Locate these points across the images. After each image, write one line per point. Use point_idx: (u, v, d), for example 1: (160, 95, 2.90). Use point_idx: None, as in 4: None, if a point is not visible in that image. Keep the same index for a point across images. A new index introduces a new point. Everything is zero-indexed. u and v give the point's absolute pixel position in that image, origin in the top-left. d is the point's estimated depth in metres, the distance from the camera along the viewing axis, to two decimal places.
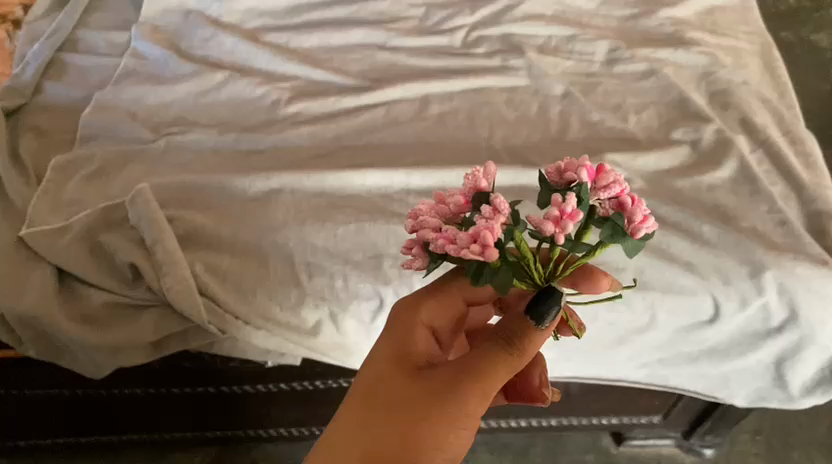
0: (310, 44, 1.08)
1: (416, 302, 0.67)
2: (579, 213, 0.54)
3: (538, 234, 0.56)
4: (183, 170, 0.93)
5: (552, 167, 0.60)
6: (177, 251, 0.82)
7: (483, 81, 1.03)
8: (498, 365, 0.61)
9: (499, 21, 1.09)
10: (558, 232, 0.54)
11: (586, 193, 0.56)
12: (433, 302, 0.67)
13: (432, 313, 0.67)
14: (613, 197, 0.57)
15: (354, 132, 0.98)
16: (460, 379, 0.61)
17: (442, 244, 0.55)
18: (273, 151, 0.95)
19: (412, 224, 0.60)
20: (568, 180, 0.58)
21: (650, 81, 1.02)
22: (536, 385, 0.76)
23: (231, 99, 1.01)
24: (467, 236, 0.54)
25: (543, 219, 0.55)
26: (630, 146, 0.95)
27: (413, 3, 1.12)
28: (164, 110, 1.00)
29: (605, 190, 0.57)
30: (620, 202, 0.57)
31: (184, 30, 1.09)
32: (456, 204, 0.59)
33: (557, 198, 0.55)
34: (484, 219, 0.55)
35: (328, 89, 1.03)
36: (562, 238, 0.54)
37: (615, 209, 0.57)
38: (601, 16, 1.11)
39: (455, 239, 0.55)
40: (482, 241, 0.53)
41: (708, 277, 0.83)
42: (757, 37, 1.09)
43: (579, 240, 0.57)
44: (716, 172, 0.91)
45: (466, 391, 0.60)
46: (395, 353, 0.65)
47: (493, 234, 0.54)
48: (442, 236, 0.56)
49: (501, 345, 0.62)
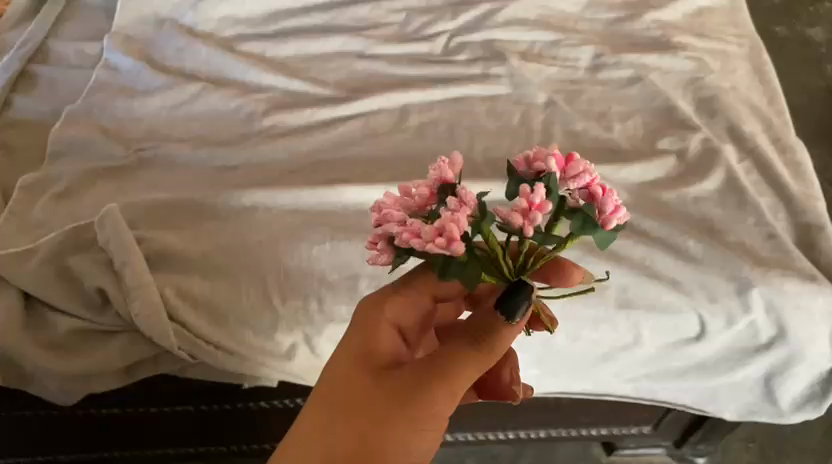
0: (286, 52, 1.06)
1: (379, 298, 0.64)
2: (548, 205, 0.55)
3: (506, 227, 0.56)
4: (155, 187, 0.90)
5: (520, 157, 0.60)
6: (146, 273, 0.80)
7: (464, 89, 1.00)
8: (466, 364, 0.59)
9: (481, 27, 1.07)
10: (527, 224, 0.55)
11: (555, 185, 0.58)
12: (399, 299, 0.64)
13: (398, 310, 0.64)
14: (583, 186, 0.59)
15: (332, 146, 0.96)
16: (426, 380, 0.59)
17: (406, 239, 0.55)
18: (248, 167, 0.93)
19: (376, 218, 0.58)
20: (536, 171, 0.59)
21: (636, 88, 1.00)
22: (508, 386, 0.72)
23: (206, 113, 0.99)
24: (433, 230, 0.54)
25: (512, 212, 0.56)
26: (616, 157, 0.93)
27: (393, 9, 1.09)
28: (137, 124, 0.98)
29: (574, 180, 0.59)
30: (590, 192, 0.59)
31: (157, 40, 1.06)
32: (420, 196, 0.58)
33: (526, 190, 0.55)
34: (450, 212, 0.54)
35: (306, 100, 1.00)
36: (531, 230, 0.55)
37: (584, 199, 0.59)
38: (586, 20, 1.08)
39: (420, 233, 0.55)
40: (448, 235, 0.53)
41: (694, 295, 0.81)
42: (746, 39, 1.06)
43: (549, 233, 0.58)
44: (703, 184, 0.89)
45: (432, 393, 0.58)
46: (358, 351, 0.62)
47: (459, 227, 0.54)
48: (407, 229, 0.56)
49: (470, 343, 0.59)
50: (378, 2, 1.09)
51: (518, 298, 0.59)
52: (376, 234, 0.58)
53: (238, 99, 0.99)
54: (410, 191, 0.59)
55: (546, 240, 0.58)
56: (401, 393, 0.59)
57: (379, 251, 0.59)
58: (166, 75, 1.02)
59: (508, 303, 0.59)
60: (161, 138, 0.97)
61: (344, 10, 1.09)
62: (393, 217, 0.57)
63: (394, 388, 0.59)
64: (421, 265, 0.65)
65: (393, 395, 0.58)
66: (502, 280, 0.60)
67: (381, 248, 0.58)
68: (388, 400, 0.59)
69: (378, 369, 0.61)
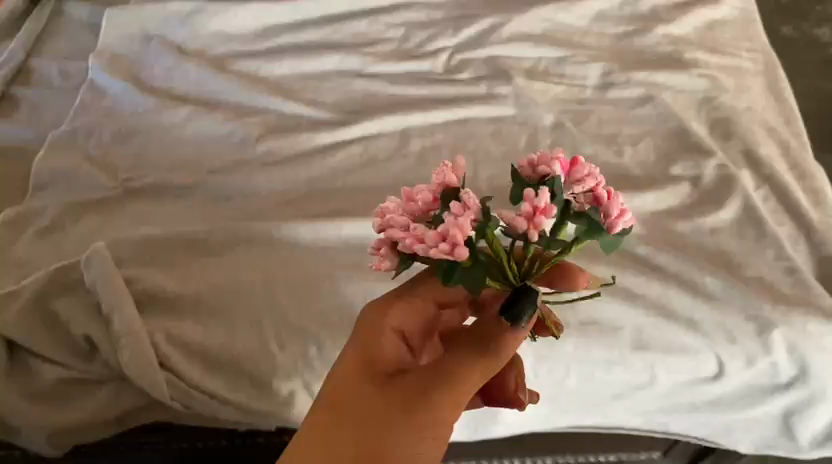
0: (281, 71, 1.01)
1: (383, 302, 0.59)
2: (554, 209, 0.52)
3: (511, 232, 0.54)
4: (144, 222, 0.85)
5: (524, 161, 0.58)
6: (136, 318, 0.75)
7: (467, 110, 0.96)
8: (474, 370, 0.55)
9: (484, 42, 1.02)
10: (531, 228, 0.52)
11: (561, 188, 0.55)
12: (405, 303, 0.60)
13: (403, 314, 0.59)
14: (588, 191, 0.56)
15: (329, 172, 0.91)
16: (432, 385, 0.54)
17: (409, 244, 0.52)
18: (243, 197, 0.88)
19: (379, 223, 0.56)
20: (541, 175, 0.56)
21: (646, 108, 0.96)
22: (512, 390, 0.66)
23: (198, 137, 0.94)
24: (435, 235, 0.51)
25: (517, 217, 0.53)
26: (627, 184, 0.89)
27: (391, 23, 1.05)
28: (124, 151, 0.92)
29: (579, 184, 0.56)
30: (595, 196, 0.56)
31: (145, 58, 1.01)
32: (422, 200, 0.55)
33: (530, 194, 0.52)
34: (453, 217, 0.52)
35: (302, 122, 0.96)
36: (536, 234, 0.52)
37: (590, 203, 0.56)
38: (594, 34, 1.03)
39: (424, 237, 0.52)
40: (452, 239, 0.51)
41: (713, 337, 0.77)
42: (761, 54, 1.02)
43: (556, 237, 0.55)
44: (719, 214, 0.85)
45: (439, 398, 0.54)
46: (360, 358, 0.57)
47: (462, 232, 0.51)
48: (410, 234, 0.53)
49: (477, 346, 0.55)
50: (375, 17, 1.05)
51: (526, 304, 0.55)
52: (380, 240, 0.56)
53: (230, 122, 0.94)
54: (412, 196, 0.56)
55: (552, 246, 0.55)
56: (410, 400, 0.54)
57: (382, 257, 0.56)
58: (154, 97, 0.97)
59: (515, 306, 0.55)
60: (149, 167, 0.91)
61: (340, 25, 1.04)
62: (396, 223, 0.55)
63: (401, 396, 0.54)
64: (425, 271, 0.61)
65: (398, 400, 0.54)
66: (505, 285, 0.56)
67: (384, 253, 0.56)
68: (391, 408, 0.54)
69: (384, 376, 0.56)
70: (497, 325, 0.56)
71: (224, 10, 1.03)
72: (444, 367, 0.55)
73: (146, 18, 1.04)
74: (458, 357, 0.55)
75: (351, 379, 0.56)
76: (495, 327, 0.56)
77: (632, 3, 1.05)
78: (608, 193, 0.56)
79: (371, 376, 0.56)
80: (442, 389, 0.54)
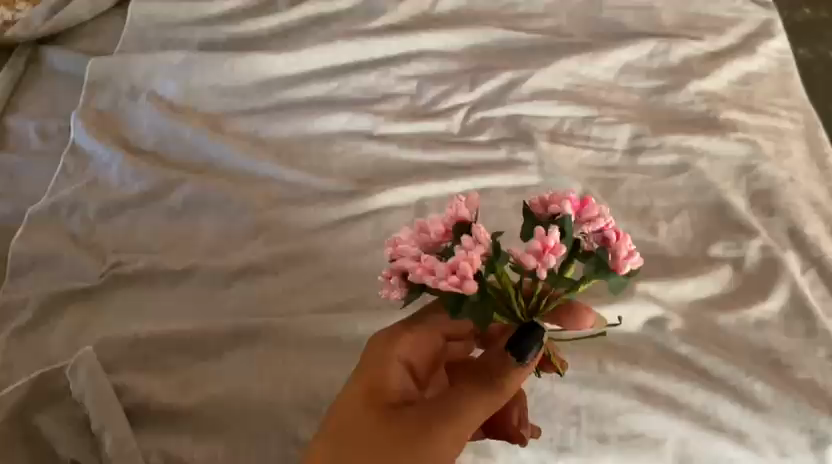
0: (283, 131, 0.92)
1: (389, 336, 0.61)
2: (562, 247, 0.53)
3: (520, 267, 0.54)
4: (135, 315, 0.77)
5: (537, 199, 0.58)
6: (127, 439, 0.67)
7: (487, 179, 0.88)
8: (480, 399, 0.56)
9: (503, 100, 0.94)
10: (540, 266, 0.53)
11: (571, 227, 0.56)
12: (410, 338, 0.61)
13: (409, 349, 0.60)
14: (599, 231, 0.56)
15: (338, 254, 0.82)
16: (439, 410, 0.55)
17: (420, 275, 0.52)
18: (244, 282, 0.79)
19: (392, 253, 0.56)
20: (553, 213, 0.57)
21: (682, 178, 0.88)
22: (513, 427, 0.64)
23: (192, 209, 0.85)
24: (446, 268, 0.52)
25: (526, 253, 0.53)
26: (664, 268, 0.82)
27: (402, 76, 0.97)
28: (111, 228, 0.83)
29: (590, 223, 0.56)
30: (605, 236, 0.56)
31: (132, 116, 0.92)
32: (436, 233, 0.56)
33: (540, 231, 0.53)
34: (464, 250, 0.52)
35: (307, 193, 0.87)
36: (544, 273, 0.53)
37: (599, 244, 0.57)
38: (621, 89, 0.96)
39: (434, 270, 0.52)
40: (462, 273, 0.51)
41: (767, 453, 0.70)
42: (800, 112, 0.94)
43: (563, 275, 0.56)
44: (765, 304, 0.78)
45: (446, 424, 0.54)
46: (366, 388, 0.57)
47: (473, 265, 0.52)
48: (421, 265, 0.53)
49: (484, 378, 0.56)
50: (386, 69, 0.97)
51: (530, 342, 0.55)
52: (391, 269, 0.55)
53: (227, 195, 0.85)
54: (426, 227, 0.56)
55: (558, 283, 0.56)
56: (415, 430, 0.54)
57: (393, 287, 0.56)
58: (144, 164, 0.88)
59: (521, 341, 0.55)
60: (140, 249, 0.82)
61: (347, 78, 0.96)
62: (407, 254, 0.55)
63: (406, 424, 0.55)
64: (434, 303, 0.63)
65: (407, 427, 0.54)
66: (512, 321, 0.57)
67: (396, 283, 0.56)
68: (401, 432, 0.54)
69: (389, 406, 0.56)
70: (501, 362, 0.56)
71: (221, 63, 0.96)
72: (449, 401, 0.55)
73: (135, 72, 0.95)
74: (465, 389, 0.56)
75: (354, 405, 0.56)
76: (499, 361, 0.56)
77: (661, 55, 0.98)
78: (617, 233, 0.56)
79: (376, 405, 0.56)
80: (448, 422, 0.54)
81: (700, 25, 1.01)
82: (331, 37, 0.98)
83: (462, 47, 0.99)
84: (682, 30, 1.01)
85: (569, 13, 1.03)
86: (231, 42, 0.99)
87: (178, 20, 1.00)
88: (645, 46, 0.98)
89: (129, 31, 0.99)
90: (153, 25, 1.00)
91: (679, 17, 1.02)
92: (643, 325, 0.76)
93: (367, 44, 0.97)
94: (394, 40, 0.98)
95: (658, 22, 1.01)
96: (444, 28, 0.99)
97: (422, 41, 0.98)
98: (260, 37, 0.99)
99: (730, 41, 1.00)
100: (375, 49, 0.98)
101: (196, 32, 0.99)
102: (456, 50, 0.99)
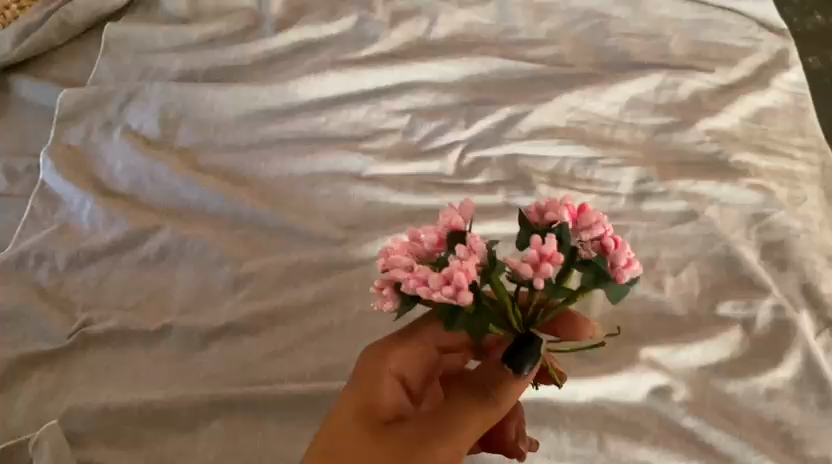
0: (265, 169, 0.87)
1: (381, 348, 0.60)
2: (560, 256, 0.51)
3: (516, 277, 0.52)
4: (104, 381, 0.72)
5: (532, 208, 0.56)
6: None
7: (483, 227, 0.82)
8: (476, 415, 0.55)
9: (501, 139, 0.89)
10: (537, 275, 0.51)
11: (568, 235, 0.53)
12: (403, 350, 0.60)
13: (401, 362, 0.59)
14: (596, 238, 0.54)
15: (322, 311, 0.76)
16: (434, 429, 0.54)
17: (413, 285, 0.50)
18: (221, 343, 0.74)
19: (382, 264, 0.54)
20: (549, 222, 0.55)
21: (689, 227, 0.83)
22: (511, 441, 0.64)
23: (167, 260, 0.79)
24: (439, 278, 0.50)
25: (521, 263, 0.51)
26: (670, 328, 0.77)
27: (395, 111, 0.91)
28: (81, 282, 0.78)
29: (587, 230, 0.54)
30: (602, 244, 0.54)
31: (106, 153, 0.87)
32: (428, 242, 0.53)
33: (536, 240, 0.51)
34: (458, 260, 0.50)
35: (291, 241, 0.82)
36: (541, 282, 0.51)
37: (597, 252, 0.54)
38: (626, 126, 0.90)
39: (427, 280, 0.50)
40: (456, 283, 0.49)
41: None
42: (816, 153, 0.89)
43: (560, 285, 0.54)
44: (777, 372, 0.73)
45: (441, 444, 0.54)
46: (359, 405, 0.57)
47: (468, 276, 0.50)
48: (414, 275, 0.51)
49: (478, 393, 0.55)
50: (377, 102, 0.91)
51: (527, 354, 0.55)
52: (383, 279, 0.54)
53: (204, 243, 0.80)
54: (418, 237, 0.54)
55: (556, 293, 0.53)
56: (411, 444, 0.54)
57: (384, 297, 0.54)
58: (117, 209, 0.82)
59: (519, 354, 0.55)
60: (110, 306, 0.77)
61: (336, 112, 0.91)
62: (399, 263, 0.52)
63: (399, 442, 0.54)
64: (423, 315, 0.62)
65: (402, 446, 0.54)
66: (508, 331, 0.56)
67: (387, 294, 0.54)
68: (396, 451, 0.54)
69: (382, 424, 0.56)
70: (497, 373, 0.56)
71: (202, 94, 0.89)
72: (446, 415, 0.55)
73: (110, 106, 0.90)
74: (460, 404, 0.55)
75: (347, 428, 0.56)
76: (496, 373, 0.56)
77: (669, 89, 0.92)
78: (615, 241, 0.53)
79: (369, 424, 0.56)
80: (442, 433, 0.54)
81: (713, 56, 0.95)
82: (319, 68, 0.92)
83: (459, 78, 0.94)
84: (692, 61, 0.94)
85: (573, 40, 0.97)
86: (212, 71, 0.93)
87: (158, 48, 0.95)
88: (652, 80, 0.92)
89: (104, 59, 0.93)
90: (130, 53, 0.94)
91: (689, 46, 0.96)
92: (646, 396, 0.72)
93: (357, 75, 0.91)
94: (386, 71, 0.92)
95: (667, 51, 0.95)
96: (439, 57, 0.94)
97: (416, 72, 0.93)
98: (243, 65, 0.94)
99: (743, 73, 0.94)
100: (366, 80, 0.92)
101: (176, 60, 0.93)
102: (452, 81, 0.94)
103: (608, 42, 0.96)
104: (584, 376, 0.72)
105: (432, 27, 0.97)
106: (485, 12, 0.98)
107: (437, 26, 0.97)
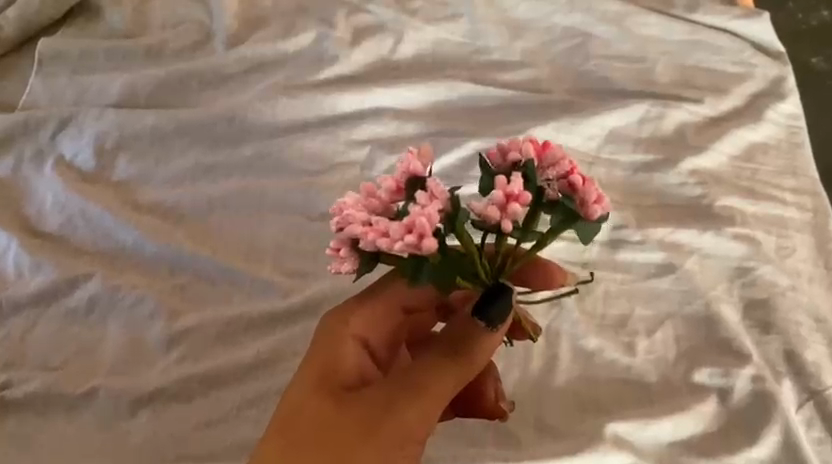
0: (207, 204, 0.79)
1: (344, 311, 0.59)
2: (527, 195, 0.49)
3: (482, 224, 0.50)
4: (22, 452, 0.66)
5: (493, 149, 0.54)
6: None
7: None
8: (442, 375, 0.54)
9: (467, 177, 0.81)
10: (506, 218, 0.49)
11: (534, 173, 0.51)
12: (366, 313, 0.59)
13: (365, 326, 0.59)
14: (562, 176, 0.53)
15: (263, 373, 0.70)
16: (396, 394, 0.54)
17: (373, 238, 0.47)
18: (152, 410, 0.68)
19: (338, 220, 0.51)
20: (511, 163, 0.53)
21: (667, 281, 0.76)
22: (491, 402, 0.67)
23: (97, 312, 0.73)
24: (402, 227, 0.47)
25: (488, 205, 0.49)
26: (640, 397, 0.71)
27: (352, 141, 0.83)
28: (3, 336, 0.72)
29: (553, 168, 0.53)
30: (568, 182, 0.52)
31: (36, 187, 0.80)
32: (386, 192, 0.50)
33: (500, 180, 0.49)
34: (420, 207, 0.47)
35: (233, 291, 0.75)
36: (510, 224, 0.49)
37: (563, 191, 0.52)
38: (604, 163, 0.83)
39: (388, 231, 0.47)
40: (418, 231, 0.46)
41: None
42: (808, 196, 0.82)
43: (530, 228, 0.52)
44: (751, 451, 0.67)
45: (403, 410, 0.53)
46: (321, 371, 0.56)
47: (430, 223, 0.47)
48: (373, 228, 0.48)
49: (443, 354, 0.54)
50: (334, 131, 0.84)
51: (500, 306, 0.52)
52: (340, 238, 0.50)
53: (136, 294, 0.73)
54: (374, 191, 0.50)
55: (526, 236, 0.52)
56: (378, 410, 0.53)
57: (343, 258, 0.51)
58: (45, 252, 0.76)
59: (489, 308, 0.53)
60: (33, 364, 0.70)
61: (289, 142, 0.83)
62: (356, 217, 0.49)
63: (362, 409, 0.54)
64: (388, 274, 0.60)
65: (364, 414, 0.53)
66: (478, 284, 0.53)
67: (345, 253, 0.51)
68: (359, 420, 0.53)
69: (346, 390, 0.55)
70: (465, 328, 0.54)
71: (143, 122, 0.82)
72: (412, 379, 0.54)
73: (41, 132, 0.82)
74: (424, 365, 0.54)
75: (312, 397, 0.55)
76: (464, 327, 0.54)
77: (652, 121, 0.85)
78: (582, 177, 0.52)
79: (332, 392, 0.55)
80: (406, 401, 0.53)
81: (701, 83, 0.88)
82: (271, 92, 0.85)
83: (424, 104, 0.86)
84: (679, 88, 0.87)
85: (551, 63, 0.89)
86: (156, 91, 0.85)
87: (97, 66, 0.87)
88: (634, 111, 0.85)
89: (37, 78, 0.86)
90: (66, 71, 0.86)
91: (676, 72, 0.88)
92: None
93: (312, 101, 0.84)
94: (344, 97, 0.85)
95: (653, 77, 0.88)
96: (402, 81, 0.87)
97: (376, 98, 0.85)
98: (189, 86, 0.86)
99: (734, 103, 0.87)
100: (322, 107, 0.84)
101: (117, 79, 0.85)
102: (415, 107, 0.86)
103: (588, 65, 0.88)
104: (543, 454, 0.65)
105: (396, 46, 0.89)
106: (456, 29, 0.90)
107: (401, 45, 0.89)
